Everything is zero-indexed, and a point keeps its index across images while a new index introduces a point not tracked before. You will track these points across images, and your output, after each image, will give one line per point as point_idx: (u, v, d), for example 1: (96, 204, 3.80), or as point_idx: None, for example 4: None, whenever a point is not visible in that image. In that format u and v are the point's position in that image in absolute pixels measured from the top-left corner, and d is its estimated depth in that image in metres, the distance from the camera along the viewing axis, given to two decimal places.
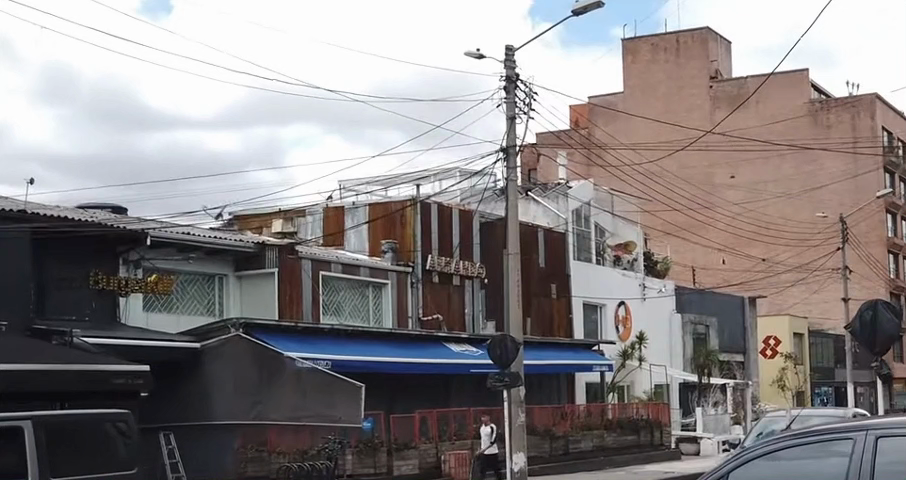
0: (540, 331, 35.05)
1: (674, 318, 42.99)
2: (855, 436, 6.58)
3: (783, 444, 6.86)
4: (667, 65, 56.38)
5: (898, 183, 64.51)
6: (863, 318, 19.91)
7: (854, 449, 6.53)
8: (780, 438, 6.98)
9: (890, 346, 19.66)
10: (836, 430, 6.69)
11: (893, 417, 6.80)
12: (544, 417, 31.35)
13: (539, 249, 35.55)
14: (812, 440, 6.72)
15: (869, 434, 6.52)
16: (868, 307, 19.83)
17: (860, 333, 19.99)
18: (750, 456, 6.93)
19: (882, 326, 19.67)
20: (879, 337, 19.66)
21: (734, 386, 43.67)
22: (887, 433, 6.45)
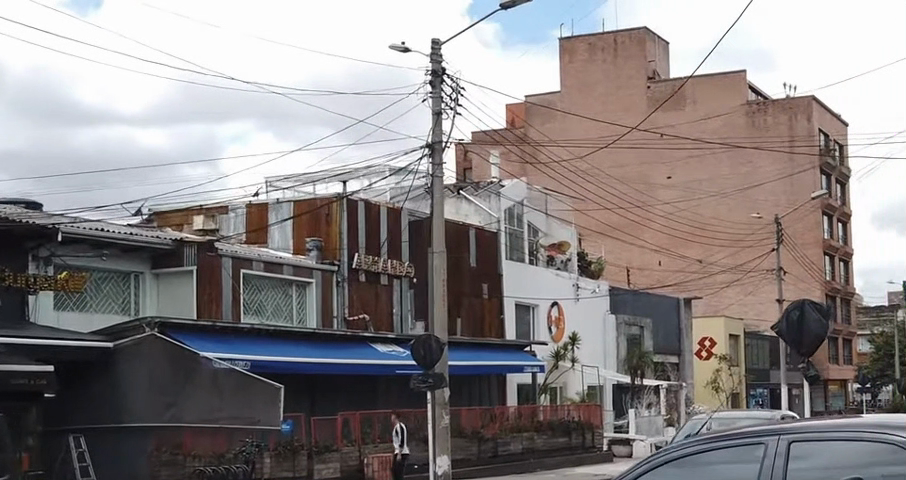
0: (470, 331, 34.40)
1: (608, 318, 42.50)
2: (767, 440, 6.03)
3: (690, 449, 6.28)
4: (604, 65, 56.05)
5: (834, 184, 64.53)
6: (790, 318, 19.44)
7: (767, 455, 5.95)
8: (696, 441, 6.38)
9: (817, 347, 19.22)
10: (753, 435, 6.12)
11: (814, 422, 6.23)
12: (471, 419, 30.79)
13: (469, 247, 34.82)
14: (724, 446, 6.14)
15: (783, 441, 5.96)
16: (794, 307, 19.38)
17: (787, 332, 19.52)
18: (661, 460, 6.32)
19: (809, 326, 19.19)
20: (807, 339, 19.22)
21: (668, 387, 43.30)
22: (806, 440, 5.89)
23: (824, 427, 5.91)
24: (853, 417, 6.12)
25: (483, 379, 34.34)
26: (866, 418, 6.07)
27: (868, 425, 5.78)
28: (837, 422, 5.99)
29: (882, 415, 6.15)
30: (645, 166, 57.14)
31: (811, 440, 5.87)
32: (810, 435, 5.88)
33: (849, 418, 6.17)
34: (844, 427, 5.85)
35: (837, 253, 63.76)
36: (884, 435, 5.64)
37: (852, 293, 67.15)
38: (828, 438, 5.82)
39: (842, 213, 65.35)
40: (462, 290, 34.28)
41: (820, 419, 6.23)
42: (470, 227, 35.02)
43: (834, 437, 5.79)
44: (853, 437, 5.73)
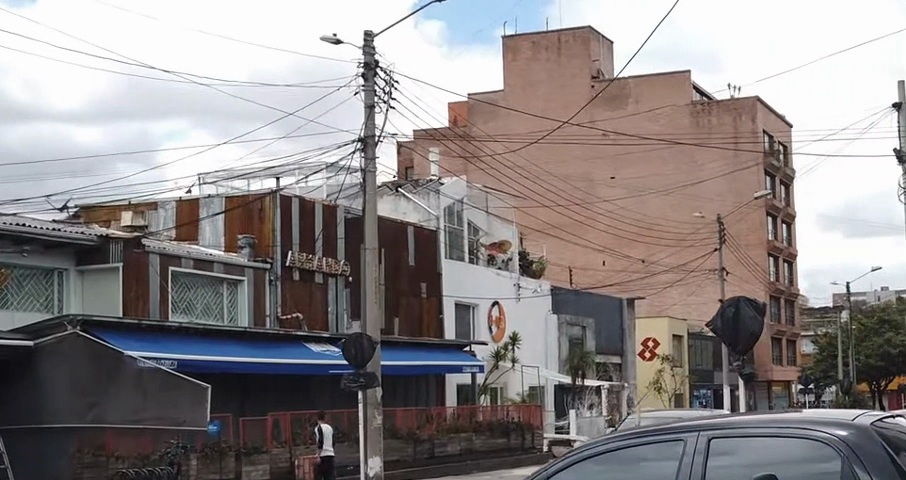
0: (407, 330, 33.85)
1: (550, 318, 42.02)
2: (686, 437, 5.86)
3: (597, 450, 6.04)
4: (547, 64, 55.59)
5: (779, 185, 64.54)
6: (725, 315, 18.06)
7: (686, 451, 5.78)
8: (609, 439, 6.16)
9: (752, 346, 17.85)
10: (670, 432, 5.94)
11: (726, 422, 6.11)
12: (407, 420, 30.23)
13: (408, 246, 34.27)
14: (637, 443, 5.93)
15: (703, 438, 5.80)
16: (730, 304, 17.99)
17: (722, 330, 18.10)
18: (577, 458, 6.07)
19: (746, 324, 17.84)
20: (743, 337, 17.93)
21: (610, 388, 42.91)
22: (728, 437, 5.74)
23: (742, 424, 5.79)
24: (767, 415, 6.03)
25: (422, 380, 33.81)
26: (780, 416, 5.99)
27: (795, 423, 5.73)
28: (754, 418, 5.89)
29: (791, 414, 6.09)
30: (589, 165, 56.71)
31: (734, 437, 5.73)
32: (731, 431, 5.74)
33: (759, 416, 6.09)
34: (765, 423, 5.76)
35: (782, 255, 63.76)
36: (818, 432, 5.56)
37: (795, 295, 67.24)
38: (752, 434, 5.70)
39: (786, 215, 65.37)
40: (400, 289, 33.74)
41: (727, 418, 6.13)
42: (408, 225, 34.45)
43: (760, 433, 5.67)
44: (780, 434, 5.63)
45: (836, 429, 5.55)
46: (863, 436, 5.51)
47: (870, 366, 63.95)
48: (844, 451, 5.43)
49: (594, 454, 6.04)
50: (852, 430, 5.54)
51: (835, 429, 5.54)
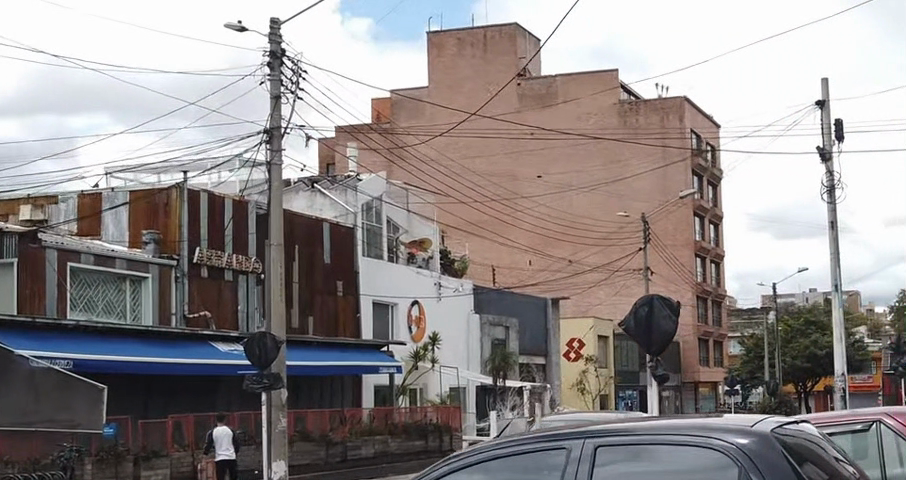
0: (322, 330, 32.89)
1: (472, 318, 41.05)
2: (569, 445, 5.24)
3: (468, 462, 5.39)
4: (473, 61, 54.86)
5: (706, 186, 64.18)
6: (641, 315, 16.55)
7: (567, 459, 5.18)
8: (489, 445, 5.52)
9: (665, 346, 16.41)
10: (551, 437, 5.33)
11: (618, 425, 5.52)
12: (319, 422, 29.25)
13: (323, 242, 33.30)
14: (513, 454, 5.31)
15: (585, 445, 5.20)
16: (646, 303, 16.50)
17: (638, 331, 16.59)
18: (455, 467, 5.41)
19: (658, 322, 16.40)
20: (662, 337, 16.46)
21: (531, 389, 42.08)
22: (615, 446, 5.15)
23: (634, 431, 5.21)
24: (654, 420, 5.46)
25: (335, 381, 32.86)
26: (668, 422, 5.43)
27: (698, 428, 5.15)
28: (641, 424, 5.32)
29: (677, 420, 5.53)
30: (515, 162, 56.12)
31: (623, 446, 5.14)
32: (618, 439, 5.16)
33: (646, 422, 5.52)
34: (654, 429, 5.20)
35: (708, 256, 63.43)
36: (715, 440, 5.01)
37: (722, 296, 66.95)
38: (641, 442, 5.12)
39: (714, 216, 65.02)
40: (315, 287, 32.82)
41: (611, 423, 5.55)
42: (325, 222, 33.49)
43: (652, 441, 5.11)
44: (674, 442, 5.07)
45: (737, 435, 5.01)
46: (765, 443, 4.97)
47: (796, 367, 63.72)
48: (744, 461, 4.88)
49: (464, 462, 5.41)
50: (752, 437, 4.99)
51: (736, 436, 4.98)
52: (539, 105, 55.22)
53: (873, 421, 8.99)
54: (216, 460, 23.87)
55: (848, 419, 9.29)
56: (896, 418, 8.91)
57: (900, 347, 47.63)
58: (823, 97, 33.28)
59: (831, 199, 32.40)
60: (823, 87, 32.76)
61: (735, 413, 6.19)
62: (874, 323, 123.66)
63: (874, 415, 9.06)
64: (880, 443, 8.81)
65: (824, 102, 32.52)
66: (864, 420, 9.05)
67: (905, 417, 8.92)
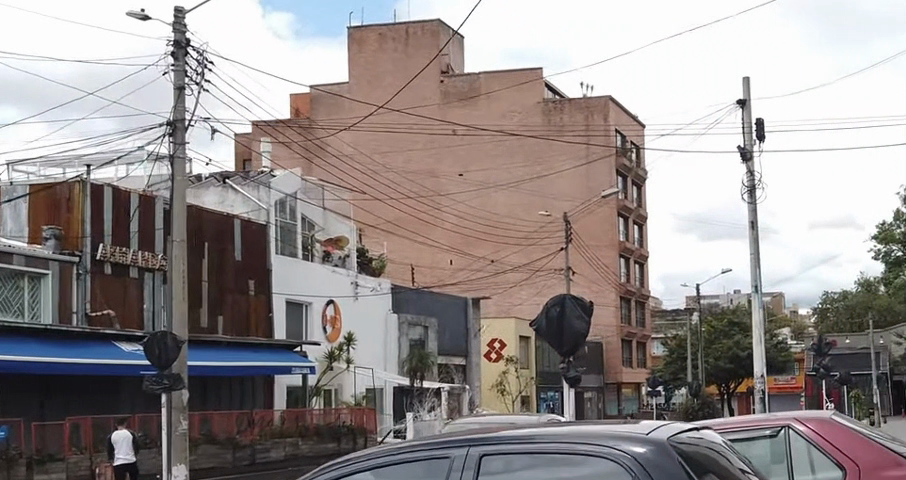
0: (233, 331, 31.95)
1: (390, 318, 40.20)
2: (456, 454, 4.97)
3: (360, 467, 5.14)
4: (394, 54, 53.91)
5: (631, 186, 63.81)
6: (550, 315, 15.84)
7: (450, 466, 4.92)
8: (381, 452, 5.25)
9: (582, 348, 15.92)
10: (441, 444, 5.07)
11: (521, 432, 5.23)
12: (226, 424, 28.37)
13: (234, 239, 32.40)
14: (399, 462, 5.06)
15: (475, 452, 4.94)
16: (554, 303, 15.80)
17: (547, 331, 15.89)
18: (345, 473, 5.16)
19: (570, 323, 15.81)
20: (569, 337, 15.76)
21: (450, 390, 41.42)
22: (502, 455, 4.89)
23: (527, 438, 4.94)
24: (553, 428, 5.18)
25: (246, 382, 31.99)
26: (567, 430, 5.14)
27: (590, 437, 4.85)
28: (541, 432, 5.04)
29: (581, 428, 5.24)
30: (436, 160, 55.40)
31: (511, 453, 4.88)
32: (507, 448, 4.89)
33: (547, 429, 5.25)
34: (551, 437, 4.93)
35: (632, 256, 63.09)
36: (608, 449, 4.72)
37: (645, 296, 66.66)
38: (531, 452, 4.85)
39: (638, 217, 64.65)
40: (225, 285, 31.89)
41: (511, 431, 5.26)
42: (235, 217, 32.55)
43: (540, 449, 4.84)
44: (563, 451, 4.79)
45: (632, 444, 4.72)
46: (662, 453, 4.69)
47: (719, 368, 63.61)
48: (637, 472, 4.59)
49: (355, 466, 5.16)
50: (647, 444, 4.71)
51: (631, 444, 4.70)
52: (462, 102, 54.96)
53: (782, 425, 8.41)
54: (114, 464, 22.95)
55: (757, 422, 8.68)
56: (806, 423, 8.33)
57: (821, 349, 47.49)
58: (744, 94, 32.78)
59: (751, 199, 31.78)
60: (745, 85, 32.14)
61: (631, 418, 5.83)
62: (797, 325, 124.23)
63: (783, 419, 8.49)
64: (788, 449, 8.24)
65: (744, 100, 31.82)
66: (772, 424, 8.47)
67: (815, 422, 8.33)
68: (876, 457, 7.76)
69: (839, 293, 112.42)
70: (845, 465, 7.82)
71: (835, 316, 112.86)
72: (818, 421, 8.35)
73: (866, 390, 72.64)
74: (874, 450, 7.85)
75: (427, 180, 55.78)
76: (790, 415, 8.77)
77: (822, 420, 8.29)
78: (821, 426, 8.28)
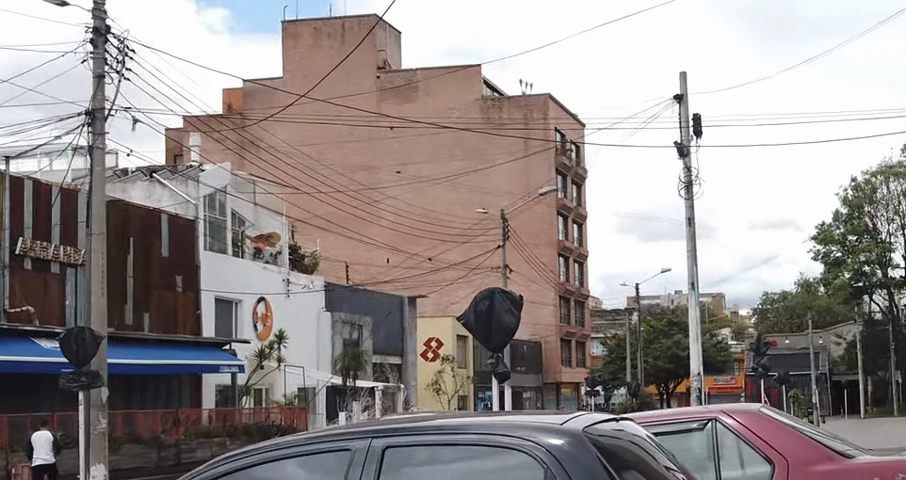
0: (160, 328, 31.21)
1: (323, 316, 39.56)
2: (355, 446, 4.65)
3: (260, 457, 4.82)
4: (330, 51, 53.57)
5: (571, 185, 63.44)
6: (478, 309, 14.78)
7: (352, 458, 4.60)
8: (280, 440, 4.94)
9: (509, 344, 14.78)
10: (338, 436, 4.75)
11: (431, 420, 4.93)
12: (149, 422, 27.39)
13: (161, 234, 31.61)
14: (300, 454, 4.71)
15: (381, 443, 4.62)
16: (484, 296, 14.73)
17: (475, 327, 14.82)
18: (239, 463, 4.82)
19: (499, 317, 14.69)
20: (498, 333, 14.68)
21: (384, 389, 40.82)
22: (410, 446, 4.57)
23: (438, 429, 4.62)
24: (471, 417, 4.85)
25: (173, 379, 31.21)
26: (483, 419, 4.82)
27: (498, 428, 4.55)
28: (456, 421, 4.71)
29: (501, 417, 4.91)
30: (368, 154, 55.54)
31: (419, 445, 4.57)
32: (415, 440, 4.57)
33: (461, 417, 4.91)
34: (465, 427, 4.60)
35: (572, 255, 62.77)
36: (522, 441, 4.42)
37: (585, 296, 66.35)
38: (440, 443, 4.54)
39: (578, 215, 64.29)
40: (152, 282, 31.11)
41: (424, 418, 4.93)
42: (162, 213, 31.77)
43: (450, 441, 4.52)
44: (473, 444, 4.48)
45: (549, 436, 4.40)
46: (581, 447, 4.38)
47: (658, 368, 63.44)
48: (552, 468, 4.28)
49: (254, 455, 4.84)
50: (566, 437, 4.39)
51: (547, 436, 4.38)
52: (398, 99, 54.73)
53: (709, 418, 7.95)
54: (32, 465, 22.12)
55: (680, 416, 8.18)
56: (734, 415, 7.88)
57: (758, 350, 47.29)
58: (683, 87, 30.61)
59: (689, 195, 30.37)
60: (683, 79, 29.93)
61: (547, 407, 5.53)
62: (738, 325, 124.50)
63: (709, 412, 8.03)
64: (716, 444, 7.77)
65: (682, 95, 29.76)
66: (698, 417, 7.99)
67: (743, 414, 7.88)
68: (809, 452, 7.38)
69: (780, 294, 112.42)
70: (773, 460, 7.43)
71: (775, 317, 112.77)
72: (746, 413, 7.91)
73: (805, 390, 72.58)
74: (806, 445, 7.46)
75: (357, 174, 55.63)
76: (715, 407, 8.29)
77: (751, 412, 7.85)
78: (750, 419, 7.83)
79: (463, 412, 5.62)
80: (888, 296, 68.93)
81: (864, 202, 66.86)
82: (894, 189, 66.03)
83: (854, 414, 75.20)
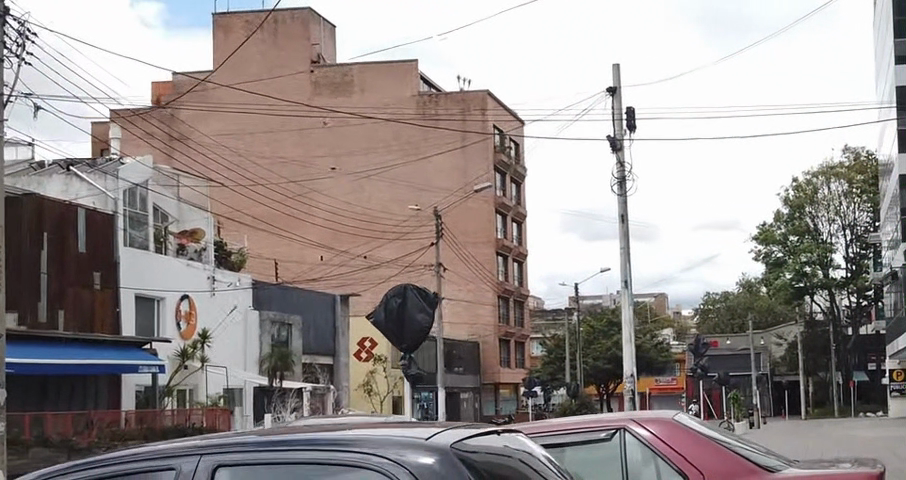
0: (75, 325, 29.88)
1: (250, 315, 38.47)
2: (180, 465, 4.19)
3: (106, 469, 4.38)
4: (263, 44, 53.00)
5: (509, 184, 62.69)
6: (389, 306, 13.81)
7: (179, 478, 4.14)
8: (114, 453, 4.50)
9: (423, 343, 13.84)
10: (161, 452, 4.31)
11: (284, 433, 4.48)
12: (60, 424, 26.25)
13: (77, 228, 30.37)
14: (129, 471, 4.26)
15: (228, 458, 4.14)
16: (394, 292, 13.72)
17: (387, 326, 13.89)
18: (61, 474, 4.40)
19: (411, 319, 13.68)
20: (410, 333, 13.76)
21: (312, 391, 39.76)
22: (249, 467, 4.10)
23: (293, 446, 4.13)
24: (338, 430, 4.38)
25: (89, 381, 30.00)
26: (351, 433, 4.35)
27: (352, 446, 4.05)
28: (317, 435, 4.24)
29: (368, 431, 4.44)
30: (304, 150, 55.02)
31: (268, 465, 4.06)
32: (259, 458, 4.10)
33: (327, 432, 4.46)
34: (319, 443, 4.13)
35: (511, 253, 62.12)
36: (378, 459, 3.93)
37: (524, 295, 65.75)
38: (292, 464, 4.03)
39: (517, 214, 63.44)
40: (67, 279, 29.86)
41: (284, 432, 4.47)
42: (80, 207, 30.53)
43: (295, 458, 4.05)
44: (320, 458, 4.02)
45: (415, 453, 3.89)
46: (449, 466, 3.87)
47: (597, 369, 62.91)
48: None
49: (101, 468, 4.38)
50: (437, 457, 3.87)
51: (411, 456, 3.87)
52: (332, 93, 54.13)
53: (618, 428, 7.31)
54: None
55: (584, 425, 7.51)
56: (648, 426, 7.29)
57: (697, 349, 46.74)
58: (614, 80, 28.70)
59: (621, 192, 28.60)
60: (614, 71, 28.00)
61: (434, 425, 5.15)
62: (680, 326, 124.17)
63: (620, 421, 7.40)
64: (622, 458, 7.17)
65: (615, 88, 28.04)
66: (607, 427, 7.34)
67: (658, 425, 7.30)
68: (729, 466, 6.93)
69: (722, 294, 112.00)
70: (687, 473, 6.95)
71: (718, 317, 112.48)
72: (661, 424, 7.32)
73: (746, 392, 72.19)
74: (721, 457, 7.09)
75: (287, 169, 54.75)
76: (614, 416, 7.72)
77: (666, 424, 7.28)
78: (665, 429, 7.27)
79: (334, 423, 5.19)
80: (828, 296, 68.47)
81: (805, 203, 65.81)
82: (835, 190, 65.49)
83: (794, 416, 74.79)
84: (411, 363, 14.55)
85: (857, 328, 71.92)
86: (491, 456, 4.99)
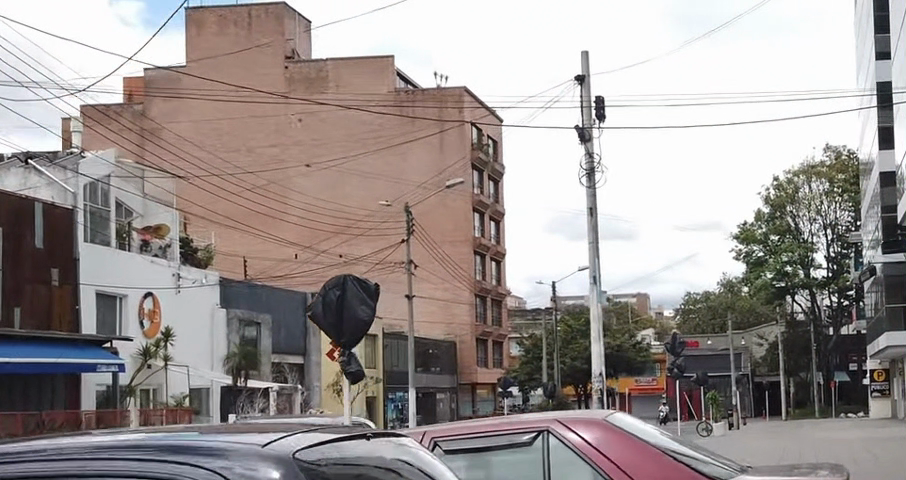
0: (32, 324, 29.02)
1: (216, 314, 37.77)
2: None
3: None
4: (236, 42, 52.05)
5: (487, 182, 62.08)
6: (327, 298, 12.96)
7: None
8: None
9: (361, 338, 12.97)
10: None
11: (105, 436, 3.66)
12: (11, 426, 25.51)
13: (33, 224, 29.52)
14: None
15: (3, 473, 3.26)
16: (332, 284, 12.87)
17: (325, 319, 13.01)
18: None
19: (351, 311, 12.86)
20: (348, 328, 12.91)
21: (279, 391, 38.99)
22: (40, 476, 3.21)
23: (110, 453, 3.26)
24: (180, 431, 3.57)
25: (45, 380, 29.20)
26: (198, 433, 3.55)
27: (176, 446, 3.19)
28: (146, 436, 3.42)
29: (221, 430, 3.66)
30: (278, 147, 54.35)
31: (60, 476, 3.16)
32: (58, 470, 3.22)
33: (163, 433, 3.71)
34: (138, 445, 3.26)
35: (489, 252, 61.55)
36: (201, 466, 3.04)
37: (502, 294, 65.22)
38: (89, 475, 3.12)
39: (495, 213, 62.75)
40: (23, 275, 28.99)
41: (110, 436, 3.65)
42: (36, 201, 29.75)
43: (108, 463, 3.19)
44: (136, 462, 3.16)
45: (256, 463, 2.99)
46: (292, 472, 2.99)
47: (574, 369, 62.37)
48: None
49: None
50: (285, 463, 3.01)
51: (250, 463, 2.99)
52: (306, 89, 53.39)
53: (541, 431, 6.55)
54: None
55: (509, 426, 6.75)
56: (579, 430, 6.51)
57: (672, 348, 46.17)
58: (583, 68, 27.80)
59: (589, 184, 27.92)
60: (582, 59, 27.29)
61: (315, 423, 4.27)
62: (661, 326, 123.99)
63: (544, 423, 6.64)
64: (546, 464, 6.41)
65: (584, 77, 27.38)
66: (529, 430, 6.59)
67: (592, 429, 6.52)
68: None
69: (703, 293, 111.67)
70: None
71: (697, 317, 112.16)
72: (593, 427, 6.56)
73: (724, 392, 71.64)
74: (659, 469, 6.31)
75: (261, 166, 54.09)
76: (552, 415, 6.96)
77: (601, 428, 6.50)
78: (600, 434, 6.50)
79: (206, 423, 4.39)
80: (809, 296, 67.94)
81: (786, 202, 64.86)
82: (816, 189, 64.84)
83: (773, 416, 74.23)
84: (349, 361, 13.76)
85: (837, 328, 71.38)
86: (386, 462, 4.12)
